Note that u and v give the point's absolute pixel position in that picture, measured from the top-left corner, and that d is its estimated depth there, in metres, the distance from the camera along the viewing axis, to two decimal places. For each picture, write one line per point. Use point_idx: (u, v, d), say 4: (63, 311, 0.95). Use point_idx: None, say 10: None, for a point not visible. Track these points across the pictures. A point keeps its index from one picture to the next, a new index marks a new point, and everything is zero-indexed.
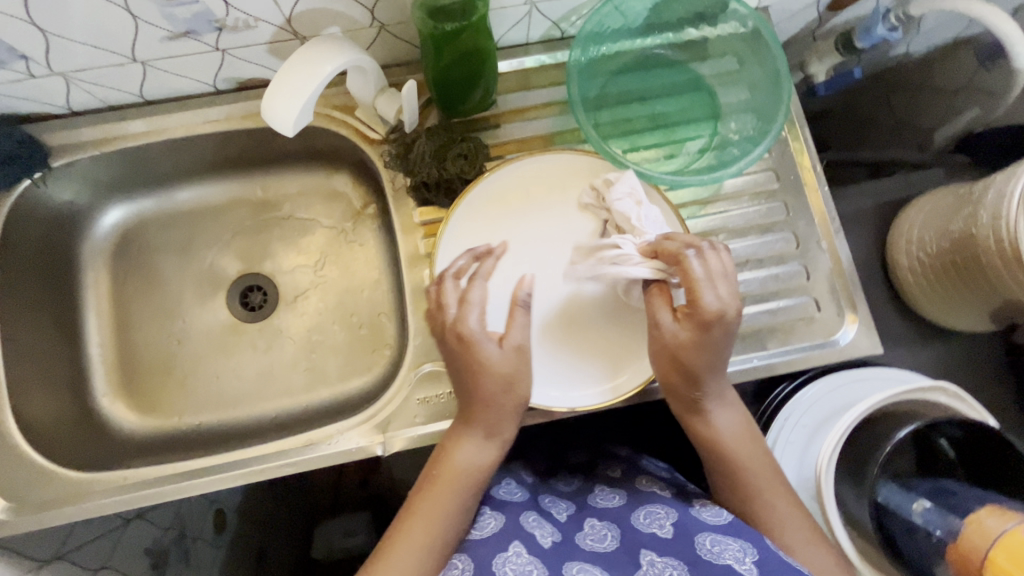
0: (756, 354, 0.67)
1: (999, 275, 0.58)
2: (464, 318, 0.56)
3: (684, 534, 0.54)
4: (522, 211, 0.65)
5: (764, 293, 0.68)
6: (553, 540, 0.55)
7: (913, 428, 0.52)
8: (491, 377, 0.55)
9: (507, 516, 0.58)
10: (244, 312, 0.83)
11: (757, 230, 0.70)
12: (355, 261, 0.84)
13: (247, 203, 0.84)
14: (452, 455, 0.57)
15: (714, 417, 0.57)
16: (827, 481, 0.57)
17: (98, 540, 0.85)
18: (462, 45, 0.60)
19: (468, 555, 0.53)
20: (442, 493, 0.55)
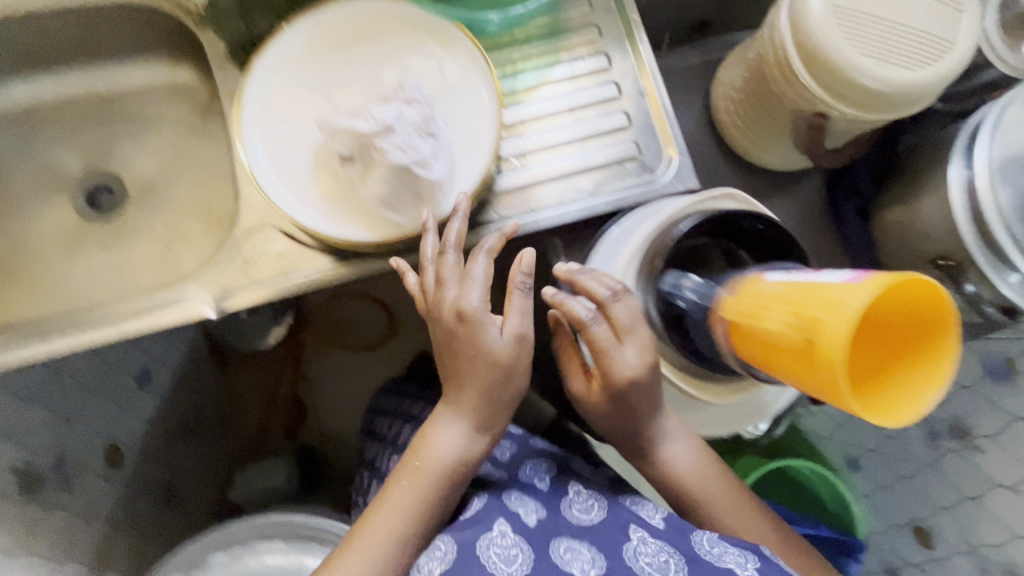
0: (579, 194, 0.70)
1: (782, 90, 0.61)
2: (465, 294, 0.53)
3: (676, 527, 0.55)
4: (333, 61, 0.63)
5: (587, 137, 0.71)
6: (538, 517, 0.55)
7: (691, 220, 0.55)
8: (494, 369, 0.53)
9: (494, 496, 0.58)
10: (91, 211, 0.82)
11: (579, 81, 0.72)
12: (204, 154, 0.83)
13: (91, 104, 0.82)
14: (432, 443, 0.55)
15: (672, 448, 0.58)
16: (625, 286, 0.59)
17: None
18: None
19: (450, 536, 0.54)
20: (420, 484, 0.54)
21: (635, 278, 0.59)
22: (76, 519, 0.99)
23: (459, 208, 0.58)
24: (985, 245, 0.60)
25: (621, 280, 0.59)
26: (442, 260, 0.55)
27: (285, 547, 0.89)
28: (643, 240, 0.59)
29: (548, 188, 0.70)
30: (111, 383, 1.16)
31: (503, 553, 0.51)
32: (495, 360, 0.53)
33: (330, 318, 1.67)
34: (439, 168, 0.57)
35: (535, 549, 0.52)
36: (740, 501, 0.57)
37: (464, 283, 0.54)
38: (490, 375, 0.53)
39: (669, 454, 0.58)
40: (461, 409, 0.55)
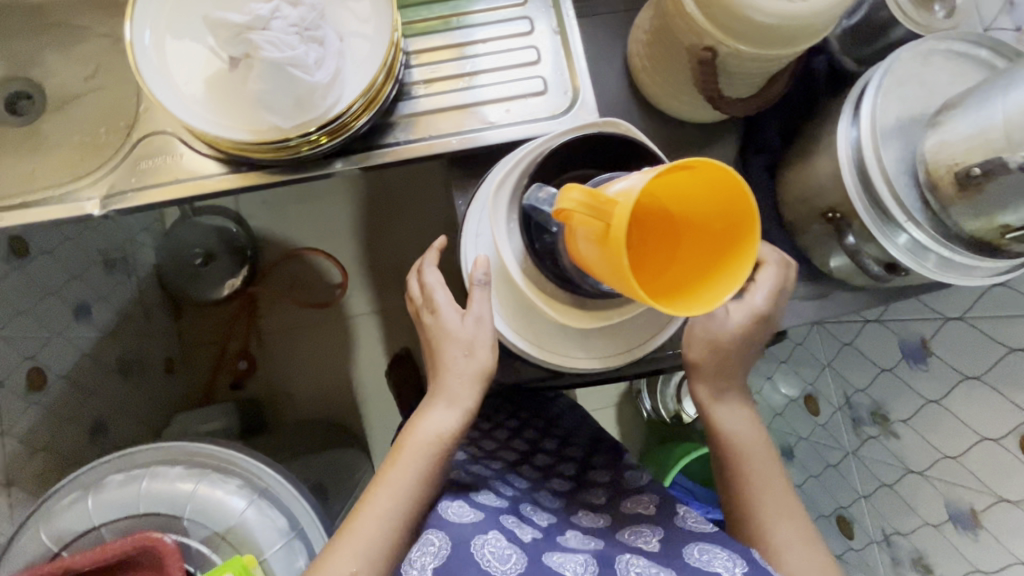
0: (482, 125, 0.69)
1: (676, 26, 0.60)
2: (432, 294, 0.66)
3: (670, 544, 0.59)
4: None
5: (496, 70, 0.71)
6: (533, 537, 0.59)
7: (567, 135, 0.55)
8: (457, 352, 0.61)
9: (487, 513, 0.60)
10: (8, 116, 0.82)
11: (493, 14, 0.73)
12: (126, 68, 0.83)
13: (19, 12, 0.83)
14: (417, 425, 0.62)
15: (726, 413, 0.64)
16: (497, 203, 0.57)
17: None
18: None
19: (442, 533, 0.57)
20: (404, 458, 0.60)
21: (510, 194, 0.57)
22: None
23: (439, 244, 0.69)
24: (867, 197, 0.59)
25: (497, 194, 0.57)
26: (427, 272, 0.68)
27: (184, 472, 0.89)
28: (528, 154, 0.57)
29: (451, 118, 0.70)
30: (43, 308, 1.16)
31: (496, 555, 0.55)
32: (458, 337, 0.62)
33: (285, 274, 1.67)
34: (323, 72, 0.57)
35: (525, 558, 0.55)
36: (773, 481, 0.61)
37: (430, 288, 0.66)
38: (454, 351, 0.61)
39: (726, 416, 0.64)
40: (438, 401, 0.62)
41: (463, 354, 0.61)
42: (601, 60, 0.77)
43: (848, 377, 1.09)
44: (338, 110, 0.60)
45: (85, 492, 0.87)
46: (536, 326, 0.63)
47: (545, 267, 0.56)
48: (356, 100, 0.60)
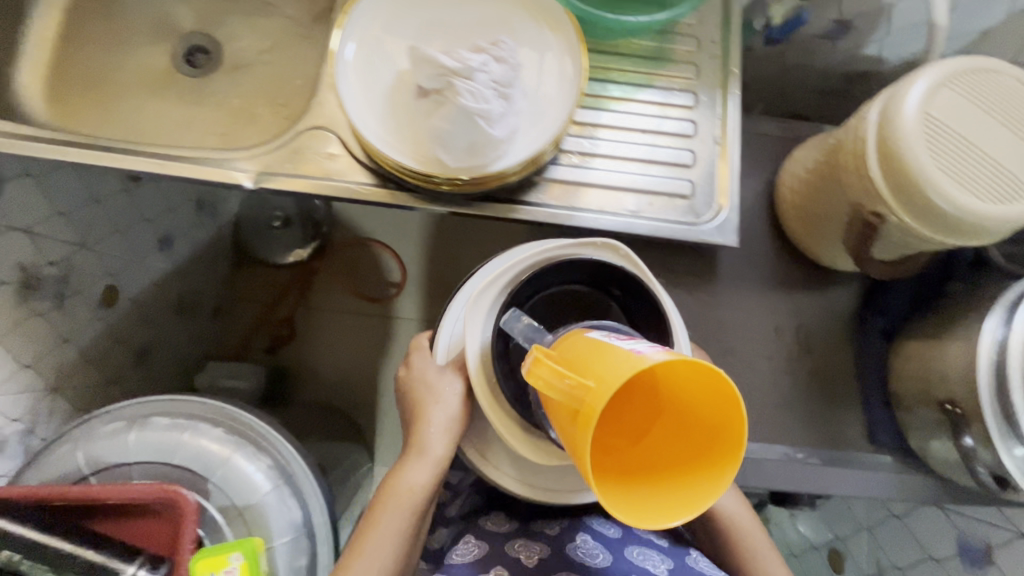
0: (620, 212, 0.70)
1: (847, 179, 0.60)
2: (412, 361, 0.67)
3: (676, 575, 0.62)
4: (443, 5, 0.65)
5: (647, 164, 0.72)
6: (540, 559, 0.64)
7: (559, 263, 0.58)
8: (435, 404, 0.63)
9: (490, 544, 0.67)
10: (183, 66, 0.87)
11: (661, 110, 0.74)
12: (300, 53, 0.87)
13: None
14: (395, 481, 0.62)
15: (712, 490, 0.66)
16: (472, 311, 0.60)
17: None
18: None
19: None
20: (385, 512, 0.61)
21: (486, 308, 0.60)
22: (55, 337, 1.01)
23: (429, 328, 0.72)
24: (998, 405, 0.57)
25: (474, 305, 0.60)
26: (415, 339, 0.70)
27: (223, 436, 0.89)
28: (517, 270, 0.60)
29: (594, 197, 0.71)
30: (135, 231, 1.21)
31: None
32: (434, 391, 0.63)
33: (350, 259, 1.71)
34: (501, 127, 0.59)
35: None
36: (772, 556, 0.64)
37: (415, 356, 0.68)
38: (430, 405, 0.63)
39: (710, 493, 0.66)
40: (415, 452, 0.63)
41: (435, 402, 0.62)
42: (746, 181, 0.77)
43: (885, 548, 1.04)
44: (502, 168, 0.62)
45: (129, 424, 0.89)
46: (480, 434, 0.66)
47: (506, 386, 0.58)
48: (520, 161, 0.62)
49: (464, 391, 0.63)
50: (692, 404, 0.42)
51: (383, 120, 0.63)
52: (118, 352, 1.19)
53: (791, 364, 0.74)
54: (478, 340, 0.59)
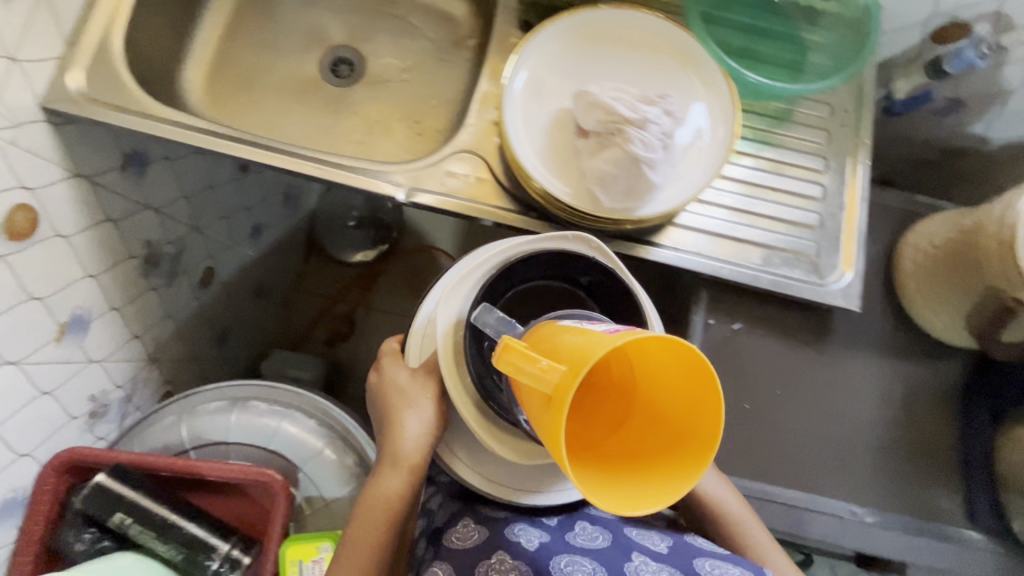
0: (746, 264, 0.73)
1: (988, 262, 0.62)
2: (384, 368, 0.68)
3: (679, 553, 0.61)
4: (609, 53, 0.69)
5: (775, 221, 0.75)
6: (540, 542, 0.62)
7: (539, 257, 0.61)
8: (404, 410, 0.64)
9: (491, 529, 0.65)
10: (328, 75, 0.92)
11: (793, 170, 0.77)
12: (439, 76, 0.92)
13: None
14: (375, 491, 0.65)
15: (710, 482, 0.67)
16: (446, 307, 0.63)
17: (136, 217, 0.92)
18: None
19: (448, 561, 0.62)
20: (370, 521, 0.64)
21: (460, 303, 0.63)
22: (161, 312, 1.06)
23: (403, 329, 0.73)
24: None
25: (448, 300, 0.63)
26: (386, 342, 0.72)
27: (316, 428, 0.91)
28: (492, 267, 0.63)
29: (723, 247, 0.74)
30: (236, 218, 1.26)
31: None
32: (405, 400, 0.65)
33: (416, 265, 1.75)
34: (660, 175, 0.62)
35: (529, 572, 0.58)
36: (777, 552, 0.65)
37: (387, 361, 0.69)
38: (402, 415, 0.64)
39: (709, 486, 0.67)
40: (390, 463, 0.65)
41: (407, 405, 0.64)
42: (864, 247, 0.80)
43: None
44: (648, 216, 0.64)
45: (230, 405, 0.92)
46: (456, 436, 0.67)
47: (484, 384, 0.60)
48: (670, 208, 0.64)
49: (435, 394, 0.65)
50: (664, 393, 0.46)
51: (541, 152, 0.67)
52: (204, 331, 1.24)
53: (893, 430, 0.75)
54: (450, 327, 0.63)
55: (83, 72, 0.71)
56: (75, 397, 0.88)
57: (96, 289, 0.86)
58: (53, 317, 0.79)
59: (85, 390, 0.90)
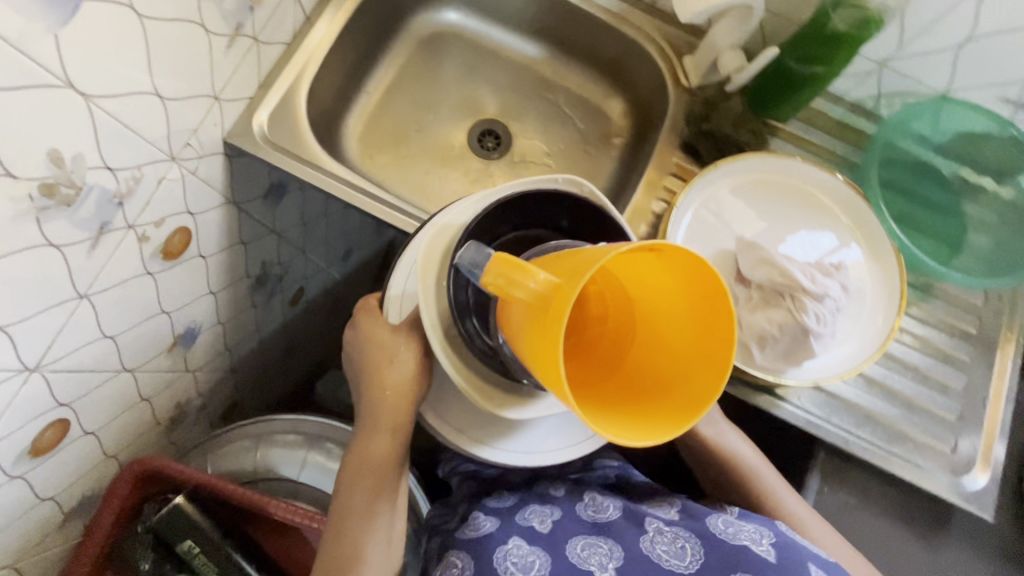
0: (877, 440, 0.70)
1: None
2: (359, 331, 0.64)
3: (690, 516, 0.64)
4: (776, 202, 0.69)
5: (915, 401, 0.71)
6: (552, 522, 0.64)
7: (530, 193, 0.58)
8: (386, 367, 0.61)
9: (501, 518, 0.65)
10: (474, 144, 0.94)
11: (938, 350, 0.74)
12: (581, 167, 0.93)
13: (531, 68, 0.95)
14: (365, 449, 0.63)
15: (730, 437, 0.69)
16: (432, 250, 0.58)
17: (261, 239, 0.93)
18: (802, 70, 0.71)
19: (466, 551, 0.61)
20: (366, 479, 0.63)
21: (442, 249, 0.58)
22: (252, 327, 1.07)
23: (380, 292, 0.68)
24: None
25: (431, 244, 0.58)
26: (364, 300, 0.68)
27: None
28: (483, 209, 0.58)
29: (858, 418, 0.70)
30: (337, 242, 1.28)
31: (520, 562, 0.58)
32: (384, 355, 0.61)
33: None
34: (822, 346, 0.60)
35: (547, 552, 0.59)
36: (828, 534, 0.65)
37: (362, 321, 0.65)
38: (384, 371, 0.61)
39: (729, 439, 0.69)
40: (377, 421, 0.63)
41: (388, 363, 0.61)
42: None
43: None
44: (794, 380, 0.63)
45: (306, 442, 0.92)
46: (436, 392, 0.64)
47: (463, 326, 0.56)
48: (821, 379, 0.62)
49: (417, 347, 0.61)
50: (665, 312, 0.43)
51: None
52: (280, 345, 1.25)
53: None
54: (430, 271, 0.57)
55: (267, 113, 0.75)
56: (165, 403, 0.89)
57: (211, 304, 0.88)
58: (173, 328, 0.81)
59: (176, 395, 0.91)
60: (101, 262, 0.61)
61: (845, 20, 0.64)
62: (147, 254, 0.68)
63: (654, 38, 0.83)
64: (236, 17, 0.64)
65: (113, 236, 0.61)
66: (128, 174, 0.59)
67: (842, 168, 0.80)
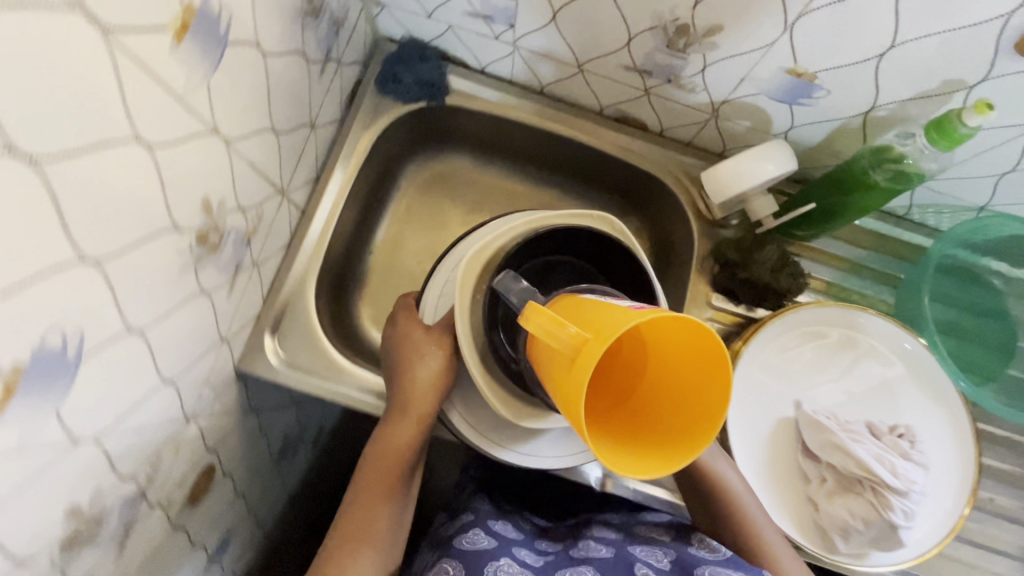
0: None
1: None
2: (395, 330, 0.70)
3: (679, 566, 0.59)
4: (828, 357, 0.66)
5: (991, 538, 0.69)
6: (543, 560, 0.63)
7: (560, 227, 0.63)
8: (425, 366, 0.65)
9: (499, 543, 0.64)
10: None
11: (1011, 477, 0.71)
12: None
13: (537, 197, 0.90)
14: (385, 442, 0.65)
15: (726, 471, 0.60)
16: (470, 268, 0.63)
17: (281, 418, 0.88)
18: (840, 208, 0.66)
19: (459, 561, 0.59)
20: (381, 471, 0.64)
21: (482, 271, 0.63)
22: (282, 490, 1.02)
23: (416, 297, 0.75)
24: None
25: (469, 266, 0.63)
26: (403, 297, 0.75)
27: None
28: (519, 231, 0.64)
29: (940, 567, 0.67)
30: None
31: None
32: (420, 356, 0.66)
33: None
34: (907, 534, 0.57)
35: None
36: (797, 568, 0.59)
37: (402, 323, 0.71)
38: (416, 373, 0.65)
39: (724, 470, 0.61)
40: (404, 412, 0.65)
41: (419, 358, 0.66)
42: None
43: None
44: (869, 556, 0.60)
45: None
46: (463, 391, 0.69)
47: (492, 339, 0.61)
48: (905, 562, 0.59)
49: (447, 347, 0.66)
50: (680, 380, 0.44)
51: (760, 470, 0.64)
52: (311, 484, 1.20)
53: None
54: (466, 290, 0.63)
55: (277, 327, 0.69)
56: None
57: (239, 505, 0.83)
58: (206, 551, 0.76)
59: None
60: (130, 555, 0.56)
61: (886, 175, 0.60)
62: (173, 515, 0.63)
63: (668, 170, 0.79)
64: (234, 260, 0.58)
65: (139, 526, 0.56)
66: (145, 468, 0.54)
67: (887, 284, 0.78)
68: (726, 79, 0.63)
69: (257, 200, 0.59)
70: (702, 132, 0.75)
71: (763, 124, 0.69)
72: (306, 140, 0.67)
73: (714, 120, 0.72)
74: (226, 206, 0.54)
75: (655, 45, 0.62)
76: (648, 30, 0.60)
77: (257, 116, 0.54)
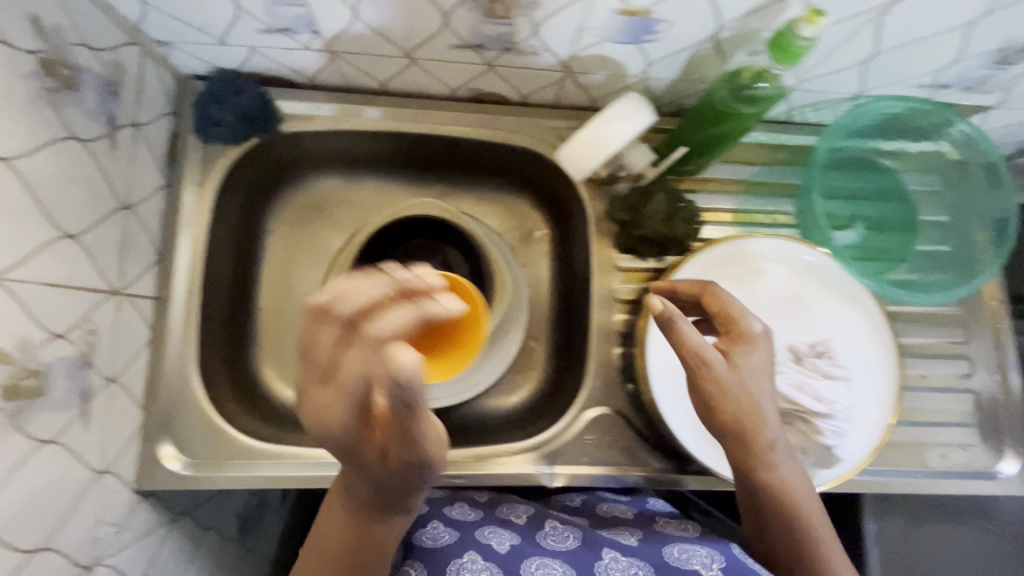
0: (916, 470, 0.68)
1: None
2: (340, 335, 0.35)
3: (648, 544, 0.60)
4: (740, 289, 0.64)
5: (932, 414, 0.70)
6: (510, 544, 0.59)
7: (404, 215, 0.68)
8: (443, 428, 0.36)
9: (462, 531, 0.60)
10: None
11: (935, 349, 0.72)
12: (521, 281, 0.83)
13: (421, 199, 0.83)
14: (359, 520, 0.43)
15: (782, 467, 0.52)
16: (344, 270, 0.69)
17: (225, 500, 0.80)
18: (711, 139, 0.63)
19: (419, 562, 0.56)
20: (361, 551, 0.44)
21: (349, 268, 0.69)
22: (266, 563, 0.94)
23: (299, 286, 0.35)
24: None
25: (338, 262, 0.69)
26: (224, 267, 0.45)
27: None
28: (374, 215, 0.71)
29: (891, 459, 0.68)
30: None
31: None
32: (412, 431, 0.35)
33: None
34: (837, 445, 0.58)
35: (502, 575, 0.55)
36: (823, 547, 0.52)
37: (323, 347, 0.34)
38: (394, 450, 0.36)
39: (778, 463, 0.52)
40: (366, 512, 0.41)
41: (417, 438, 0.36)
42: None
43: None
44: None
45: None
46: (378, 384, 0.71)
47: None
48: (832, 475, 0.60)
49: None
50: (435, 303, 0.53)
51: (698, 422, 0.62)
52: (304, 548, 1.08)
53: None
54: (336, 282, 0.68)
55: (170, 430, 0.63)
56: None
57: None
58: None
59: None
60: None
61: (745, 102, 0.57)
62: None
63: (540, 138, 0.74)
64: (74, 389, 0.51)
65: None
66: None
67: (787, 195, 0.76)
68: (562, 36, 0.57)
69: (79, 314, 0.51)
70: (563, 90, 0.70)
71: (619, 70, 0.64)
72: (126, 225, 0.58)
73: (569, 76, 0.66)
74: (32, 342, 0.46)
75: (473, 18, 0.55)
76: (459, 4, 0.53)
77: (27, 225, 0.45)
